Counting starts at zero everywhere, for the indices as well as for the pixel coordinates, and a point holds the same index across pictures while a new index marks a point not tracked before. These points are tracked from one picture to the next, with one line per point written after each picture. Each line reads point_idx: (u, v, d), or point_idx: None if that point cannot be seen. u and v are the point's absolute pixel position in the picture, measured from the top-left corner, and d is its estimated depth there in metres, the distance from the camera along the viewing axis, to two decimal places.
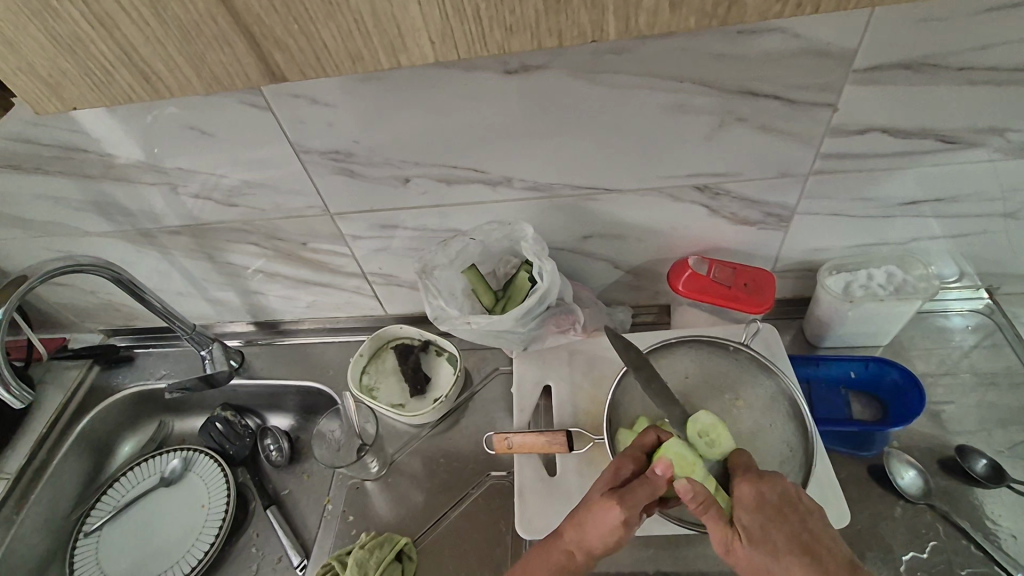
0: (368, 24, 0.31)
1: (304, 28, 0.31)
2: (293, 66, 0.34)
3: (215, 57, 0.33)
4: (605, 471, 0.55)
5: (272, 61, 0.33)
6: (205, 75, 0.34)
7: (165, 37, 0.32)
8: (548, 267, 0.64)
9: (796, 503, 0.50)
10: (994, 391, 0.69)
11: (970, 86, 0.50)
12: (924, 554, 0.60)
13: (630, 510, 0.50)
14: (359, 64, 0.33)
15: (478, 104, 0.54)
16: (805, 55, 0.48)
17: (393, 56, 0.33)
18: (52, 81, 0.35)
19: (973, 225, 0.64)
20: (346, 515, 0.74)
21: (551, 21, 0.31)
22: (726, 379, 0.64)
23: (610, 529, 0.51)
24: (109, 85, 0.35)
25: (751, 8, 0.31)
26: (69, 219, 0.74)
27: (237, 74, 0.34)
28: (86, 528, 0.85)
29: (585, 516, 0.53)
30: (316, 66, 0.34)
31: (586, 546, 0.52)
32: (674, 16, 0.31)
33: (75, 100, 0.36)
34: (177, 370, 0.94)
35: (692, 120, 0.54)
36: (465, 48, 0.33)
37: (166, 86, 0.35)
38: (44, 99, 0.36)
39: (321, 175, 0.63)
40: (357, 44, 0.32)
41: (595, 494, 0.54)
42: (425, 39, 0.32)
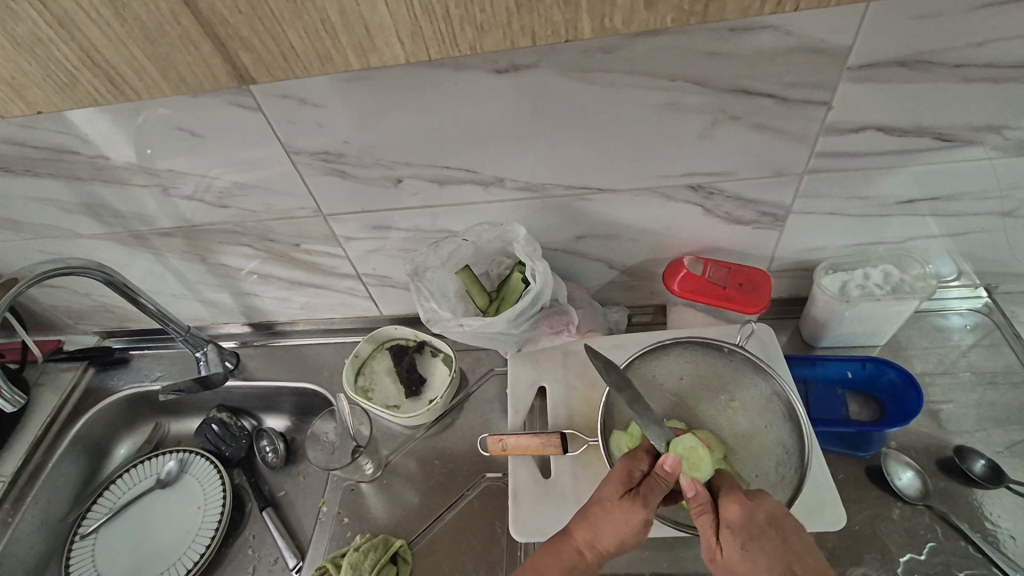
0: (336, 24, 0.33)
1: (271, 29, 0.34)
2: (263, 68, 0.36)
3: (184, 59, 0.35)
4: (615, 471, 0.54)
5: (240, 60, 0.35)
6: (175, 76, 0.36)
7: (131, 40, 0.34)
8: (541, 268, 0.64)
9: (782, 523, 0.48)
10: (993, 391, 0.69)
11: (966, 83, 0.49)
12: (922, 556, 0.59)
13: (653, 510, 0.51)
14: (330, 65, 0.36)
15: (469, 102, 0.53)
16: (799, 52, 0.48)
17: (363, 57, 0.35)
18: (18, 81, 0.37)
19: (971, 223, 0.63)
20: (341, 517, 0.74)
21: (523, 20, 0.33)
22: (722, 378, 0.64)
23: (630, 531, 0.51)
24: (76, 88, 0.37)
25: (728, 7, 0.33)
26: (60, 221, 0.74)
27: (206, 75, 0.36)
28: (83, 530, 0.85)
29: (603, 519, 0.52)
30: (284, 67, 0.36)
31: (600, 545, 0.52)
32: (647, 14, 0.34)
33: (43, 102, 0.38)
34: (171, 371, 0.93)
35: (687, 119, 0.54)
36: (427, 49, 0.35)
37: (133, 89, 0.37)
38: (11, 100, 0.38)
39: (312, 175, 0.63)
40: (326, 44, 0.34)
41: (610, 497, 0.53)
42: (394, 39, 0.34)
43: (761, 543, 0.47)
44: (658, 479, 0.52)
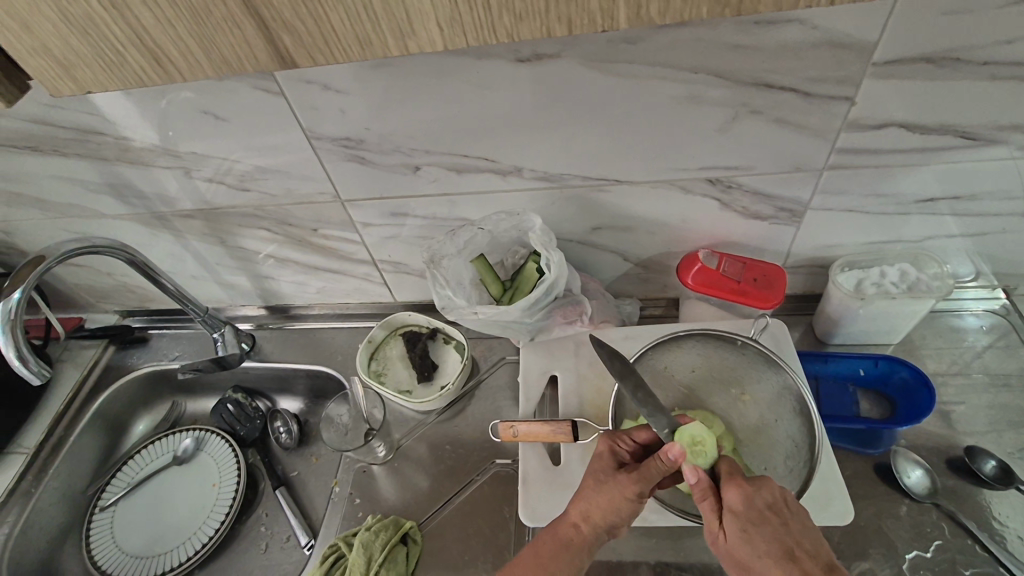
0: (377, 8, 0.29)
1: (313, 12, 0.30)
2: (303, 50, 0.32)
3: (226, 40, 0.31)
4: (603, 451, 0.56)
5: (280, 42, 0.31)
6: (212, 53, 0.32)
7: (179, 24, 0.31)
8: (556, 258, 0.64)
9: (783, 508, 0.48)
10: (1006, 394, 0.68)
11: (993, 81, 0.49)
12: (928, 553, 0.59)
13: (646, 485, 0.52)
14: (369, 49, 0.32)
15: (492, 91, 0.54)
16: (825, 46, 0.47)
17: (401, 40, 0.31)
18: (65, 60, 0.33)
19: (992, 223, 0.63)
20: (352, 497, 0.75)
21: (561, 8, 0.29)
22: (733, 371, 0.64)
23: (623, 501, 0.52)
24: (121, 67, 0.33)
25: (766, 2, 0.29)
26: (85, 202, 0.75)
27: (246, 58, 0.32)
28: (102, 503, 0.87)
29: (594, 495, 0.53)
30: (324, 51, 0.32)
31: (594, 518, 0.53)
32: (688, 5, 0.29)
33: (89, 82, 0.34)
34: (189, 351, 0.95)
35: (707, 112, 0.54)
36: (470, 33, 0.31)
37: (175, 66, 0.33)
38: (57, 78, 0.34)
39: (332, 161, 0.64)
40: (367, 28, 0.30)
41: (600, 472, 0.55)
42: (434, 23, 0.30)
43: (759, 525, 0.47)
44: (658, 462, 0.51)
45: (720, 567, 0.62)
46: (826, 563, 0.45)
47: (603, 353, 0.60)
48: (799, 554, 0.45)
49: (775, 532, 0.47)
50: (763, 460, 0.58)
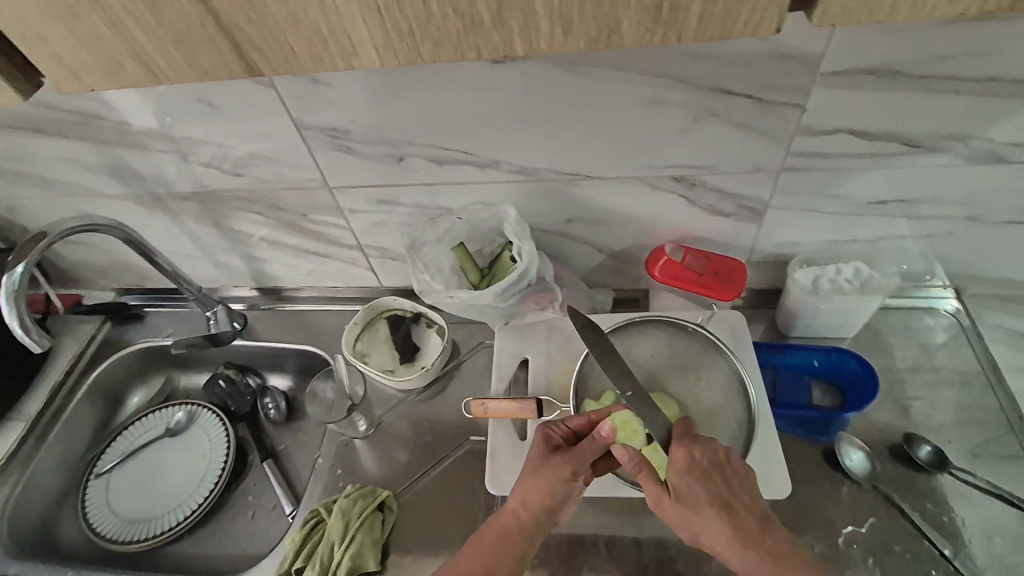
0: (327, 32, 0.28)
1: (274, 32, 0.28)
2: (271, 65, 0.30)
3: (204, 56, 0.30)
4: (537, 439, 0.60)
5: (253, 63, 0.30)
6: (199, 69, 0.31)
7: (166, 38, 0.29)
8: (527, 247, 0.68)
9: (724, 465, 0.55)
10: (949, 387, 0.73)
11: (933, 94, 0.53)
12: (863, 529, 0.64)
13: (579, 465, 0.57)
14: (321, 67, 0.30)
15: (471, 89, 0.58)
16: (776, 57, 0.51)
17: (349, 60, 0.30)
18: (71, 67, 0.30)
19: (938, 226, 0.67)
20: (334, 468, 0.80)
21: (470, 38, 0.28)
22: (692, 359, 0.67)
23: (559, 483, 0.56)
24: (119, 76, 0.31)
25: (627, 36, 0.28)
26: (85, 181, 0.79)
27: (223, 70, 0.30)
28: (97, 470, 0.91)
29: (532, 481, 0.57)
30: (290, 68, 0.30)
31: (532, 503, 0.56)
32: (566, 40, 0.29)
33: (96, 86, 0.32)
34: (183, 329, 0.99)
35: (670, 114, 0.58)
36: (403, 57, 0.30)
37: (168, 77, 0.31)
38: (63, 79, 0.31)
39: (320, 150, 0.67)
40: (321, 49, 0.29)
41: (536, 458, 0.58)
42: (372, 49, 0.29)
43: (704, 479, 0.54)
44: (593, 442, 0.57)
45: (670, 538, 0.67)
46: (761, 514, 0.53)
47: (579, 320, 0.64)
48: (737, 505, 0.53)
49: (716, 486, 0.54)
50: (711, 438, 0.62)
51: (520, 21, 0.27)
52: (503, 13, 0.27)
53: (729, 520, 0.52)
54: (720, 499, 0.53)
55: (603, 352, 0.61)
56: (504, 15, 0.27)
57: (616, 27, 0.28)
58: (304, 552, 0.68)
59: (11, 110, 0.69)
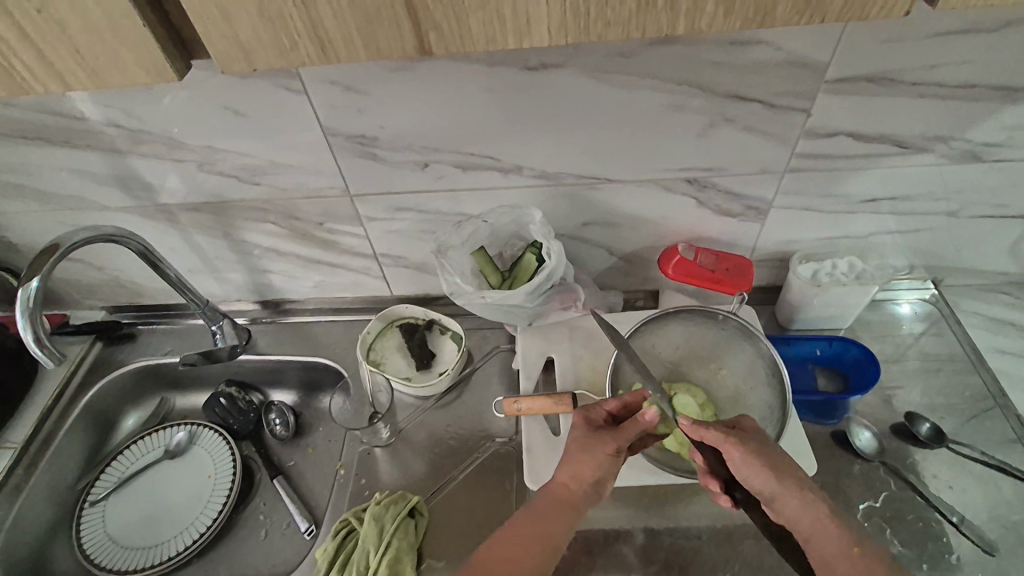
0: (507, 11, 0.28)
1: (458, 11, 0.28)
2: (442, 44, 0.30)
3: (387, 34, 0.29)
4: (578, 419, 0.62)
5: (427, 41, 0.29)
6: (373, 46, 0.30)
7: (352, 17, 0.28)
8: (556, 247, 0.70)
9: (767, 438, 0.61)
10: (937, 369, 0.79)
11: (921, 99, 0.59)
12: (878, 503, 0.68)
13: (621, 442, 0.60)
14: (492, 48, 0.30)
15: (504, 97, 0.60)
16: (788, 65, 0.57)
17: (518, 38, 0.30)
18: (245, 44, 0.29)
19: (921, 221, 0.74)
20: (358, 477, 0.79)
21: (642, 19, 0.29)
22: (711, 349, 0.71)
23: (606, 458, 0.59)
24: (291, 55, 0.30)
25: (779, 19, 0.29)
26: (89, 193, 0.76)
27: (393, 47, 0.30)
28: (91, 498, 0.86)
29: (580, 456, 0.59)
30: (466, 45, 0.30)
31: (582, 475, 0.58)
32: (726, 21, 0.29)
33: (264, 66, 0.30)
34: (181, 346, 0.95)
35: (689, 119, 0.62)
36: (572, 37, 0.30)
37: (340, 54, 0.30)
38: (231, 58, 0.30)
39: (346, 157, 0.68)
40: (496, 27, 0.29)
41: (581, 436, 0.61)
42: (546, 29, 0.29)
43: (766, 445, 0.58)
44: (633, 424, 0.60)
45: (700, 525, 0.69)
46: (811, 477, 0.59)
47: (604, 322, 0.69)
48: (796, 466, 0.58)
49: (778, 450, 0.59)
50: None
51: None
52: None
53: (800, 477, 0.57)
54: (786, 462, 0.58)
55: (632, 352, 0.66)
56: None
57: (771, 11, 0.29)
58: (339, 563, 0.66)
59: (18, 119, 0.67)
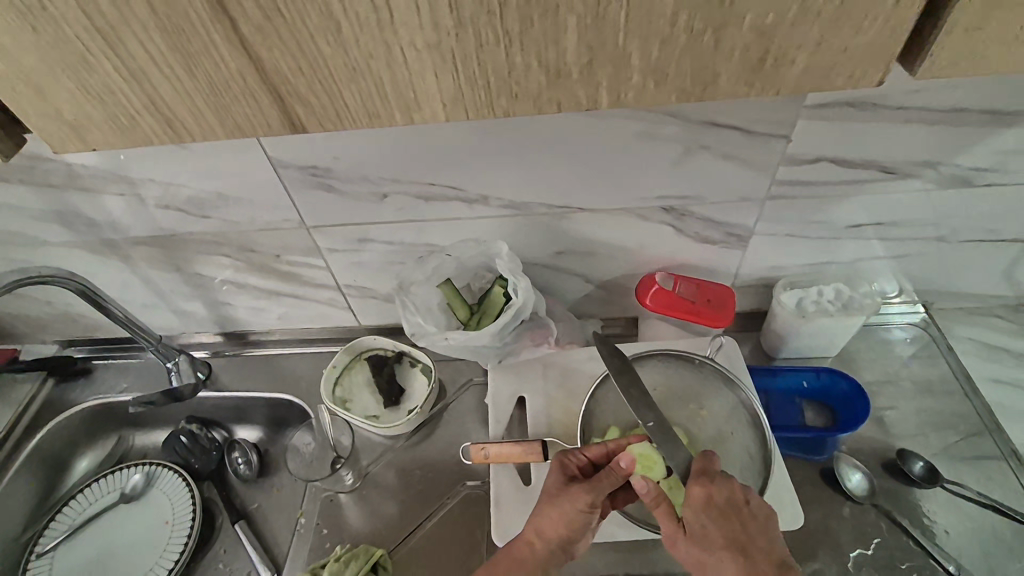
0: (387, 86, 0.26)
1: (327, 88, 0.26)
2: (315, 120, 0.28)
3: (242, 109, 0.27)
4: (552, 467, 0.59)
5: (295, 114, 0.27)
6: (228, 121, 0.28)
7: (195, 91, 0.26)
8: (524, 284, 0.67)
9: (741, 506, 0.53)
10: (930, 399, 0.75)
11: (907, 124, 0.55)
12: (869, 551, 0.65)
13: (596, 495, 0.55)
14: (375, 124, 0.28)
15: (461, 127, 0.56)
16: (765, 92, 0.53)
17: (408, 115, 0.28)
18: (75, 122, 0.28)
19: (910, 247, 0.70)
20: (320, 527, 0.74)
21: (553, 92, 0.27)
22: (689, 389, 0.67)
23: (576, 514, 0.55)
24: (133, 133, 0.28)
25: (723, 89, 0.27)
26: (27, 228, 0.71)
27: (259, 123, 0.28)
28: (39, 549, 0.81)
29: (548, 510, 0.56)
30: (338, 122, 0.28)
31: (546, 532, 0.55)
32: (659, 92, 0.27)
33: (99, 144, 0.29)
34: (139, 382, 0.91)
35: (661, 146, 0.58)
36: (473, 113, 0.28)
37: (191, 132, 0.28)
38: (65, 137, 0.28)
39: (299, 189, 0.64)
40: (376, 104, 0.27)
41: (552, 487, 0.57)
42: (441, 106, 0.27)
43: (719, 518, 0.52)
44: (611, 472, 0.56)
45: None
46: (777, 560, 0.51)
47: (605, 348, 0.64)
48: (753, 549, 0.51)
49: (732, 529, 0.51)
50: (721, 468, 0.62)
51: (613, 70, 0.26)
52: (594, 70, 0.26)
53: (746, 565, 0.50)
54: (738, 543, 0.51)
55: (627, 381, 0.61)
56: (595, 67, 0.26)
57: (713, 81, 0.27)
58: None
59: None
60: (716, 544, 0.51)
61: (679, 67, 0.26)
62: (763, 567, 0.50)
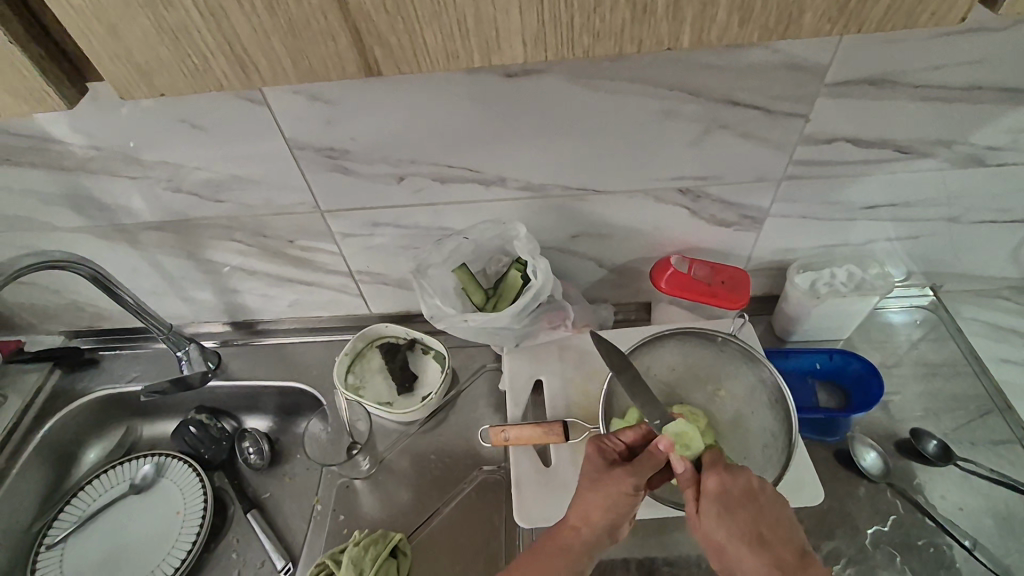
0: (469, 24, 0.29)
1: (408, 27, 0.29)
2: (390, 60, 0.30)
3: (317, 51, 0.30)
4: (590, 452, 0.59)
5: (373, 59, 0.30)
6: (302, 64, 0.30)
7: (271, 28, 0.28)
8: (543, 266, 0.67)
9: (756, 494, 0.53)
10: (940, 379, 0.76)
11: (925, 102, 0.56)
12: (886, 528, 0.65)
13: (639, 478, 0.55)
14: (452, 63, 0.31)
15: (482, 106, 0.56)
16: (786, 69, 0.53)
17: (487, 56, 0.31)
18: (144, 64, 0.30)
19: (922, 228, 0.71)
20: (336, 513, 0.74)
21: (635, 31, 0.30)
22: (708, 370, 0.68)
23: (620, 498, 0.55)
24: (203, 75, 0.31)
25: (806, 27, 0.30)
26: (37, 213, 0.70)
27: (335, 66, 0.31)
28: (49, 540, 0.80)
29: (591, 495, 0.56)
30: (414, 63, 0.31)
31: (593, 518, 0.55)
32: (742, 31, 0.30)
33: (166, 89, 0.31)
34: (147, 372, 0.90)
35: (681, 125, 0.58)
36: (549, 51, 0.31)
37: (261, 76, 0.31)
38: (132, 81, 0.30)
39: (316, 171, 0.63)
40: (456, 44, 0.30)
41: (592, 472, 0.57)
42: (520, 43, 0.30)
43: (734, 508, 0.52)
44: (650, 455, 0.56)
45: (704, 557, 0.66)
46: (796, 548, 0.50)
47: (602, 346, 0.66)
48: (769, 537, 0.51)
49: (748, 517, 0.52)
50: (742, 449, 0.63)
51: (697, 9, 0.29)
52: (679, 6, 0.29)
53: (762, 553, 0.50)
54: (753, 532, 0.51)
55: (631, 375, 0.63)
56: (681, 6, 0.29)
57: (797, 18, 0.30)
58: None
59: None
60: (732, 533, 0.51)
61: (765, 5, 0.29)
62: (781, 555, 0.50)
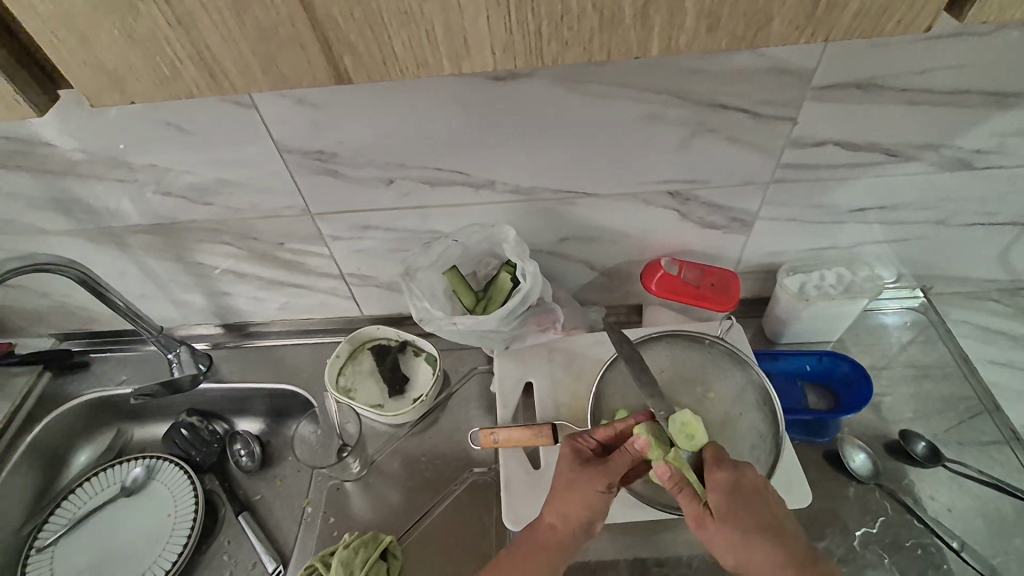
0: (438, 35, 0.28)
1: (377, 34, 0.28)
2: (359, 69, 0.29)
3: (287, 57, 0.28)
4: (565, 452, 0.59)
5: (342, 66, 0.29)
6: (273, 72, 0.29)
7: (241, 37, 0.28)
8: (531, 268, 0.67)
9: (762, 488, 0.54)
10: (929, 381, 0.77)
11: (911, 106, 0.56)
12: (874, 528, 0.66)
13: (613, 476, 0.56)
14: (422, 72, 0.30)
15: (470, 110, 0.56)
16: (772, 72, 0.53)
17: (456, 62, 0.29)
18: (115, 72, 0.29)
19: (910, 230, 0.71)
20: (327, 516, 0.74)
21: (600, 38, 0.29)
22: (698, 372, 0.68)
23: (595, 497, 0.55)
24: (175, 83, 0.30)
25: (774, 35, 0.29)
26: (25, 217, 0.70)
27: (306, 74, 0.29)
28: (38, 543, 0.80)
29: (566, 494, 0.56)
30: (381, 73, 0.30)
31: (569, 515, 0.56)
32: (711, 38, 0.29)
33: (138, 96, 0.30)
34: (138, 375, 0.89)
35: (668, 129, 0.58)
36: (520, 58, 0.29)
37: (233, 84, 0.30)
38: (103, 90, 0.30)
39: (305, 175, 0.63)
40: (423, 51, 0.29)
41: (567, 471, 0.57)
42: (490, 50, 0.29)
43: (745, 503, 0.53)
44: (624, 454, 0.56)
45: (694, 558, 0.66)
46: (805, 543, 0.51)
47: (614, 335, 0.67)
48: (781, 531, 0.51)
49: (758, 512, 0.52)
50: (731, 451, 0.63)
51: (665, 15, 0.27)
52: (647, 11, 0.27)
53: (777, 546, 0.50)
54: (766, 526, 0.51)
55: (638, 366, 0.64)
56: (649, 13, 0.27)
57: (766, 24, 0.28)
58: None
59: None
60: (746, 526, 0.51)
61: (733, 10, 0.27)
62: (793, 549, 0.50)
